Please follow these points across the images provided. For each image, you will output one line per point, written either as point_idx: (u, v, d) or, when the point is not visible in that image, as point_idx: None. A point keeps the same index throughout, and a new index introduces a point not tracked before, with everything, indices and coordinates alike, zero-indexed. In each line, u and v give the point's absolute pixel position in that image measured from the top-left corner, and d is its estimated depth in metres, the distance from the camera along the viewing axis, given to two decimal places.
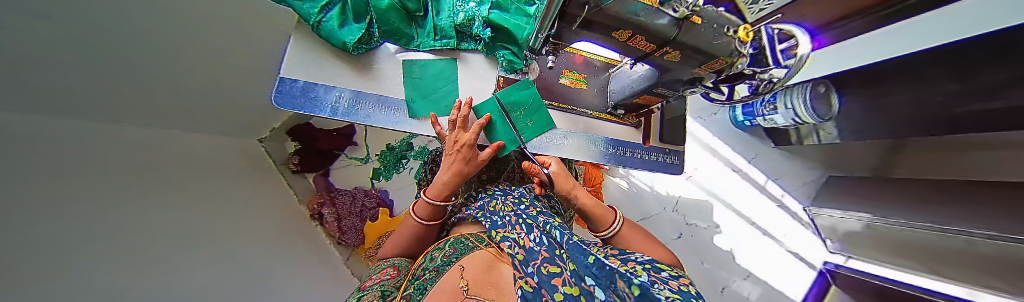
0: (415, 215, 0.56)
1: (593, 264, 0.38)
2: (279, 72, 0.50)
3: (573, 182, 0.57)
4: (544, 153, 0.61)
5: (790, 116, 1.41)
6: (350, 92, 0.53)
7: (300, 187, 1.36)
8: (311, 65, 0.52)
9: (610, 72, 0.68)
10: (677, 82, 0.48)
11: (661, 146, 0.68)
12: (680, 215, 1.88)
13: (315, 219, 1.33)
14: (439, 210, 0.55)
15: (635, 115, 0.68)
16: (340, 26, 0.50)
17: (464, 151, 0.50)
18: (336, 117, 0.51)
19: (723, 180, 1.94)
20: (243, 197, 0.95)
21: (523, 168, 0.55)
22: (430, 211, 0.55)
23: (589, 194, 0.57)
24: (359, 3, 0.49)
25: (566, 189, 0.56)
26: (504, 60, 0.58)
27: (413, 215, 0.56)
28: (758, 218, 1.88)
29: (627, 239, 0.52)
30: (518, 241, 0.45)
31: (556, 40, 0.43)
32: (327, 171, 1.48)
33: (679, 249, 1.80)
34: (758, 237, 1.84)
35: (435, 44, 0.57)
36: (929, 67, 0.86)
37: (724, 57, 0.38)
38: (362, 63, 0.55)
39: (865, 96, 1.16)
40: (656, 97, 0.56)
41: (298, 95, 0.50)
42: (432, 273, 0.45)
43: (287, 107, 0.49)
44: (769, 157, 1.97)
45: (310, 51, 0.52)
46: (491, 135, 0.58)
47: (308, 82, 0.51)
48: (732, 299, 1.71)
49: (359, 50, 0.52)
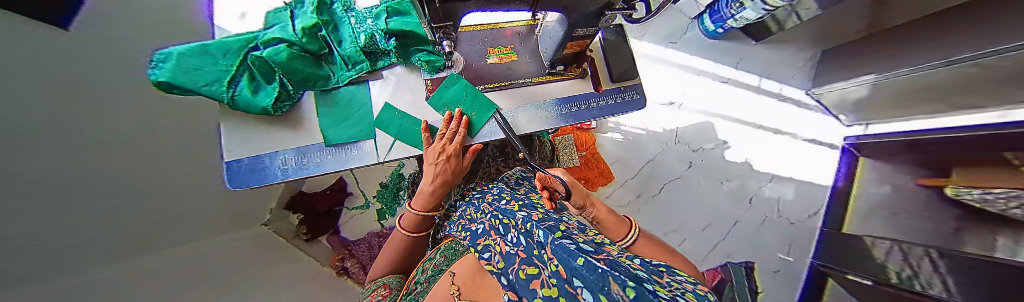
0: (401, 228, 0.56)
1: (582, 267, 0.23)
2: (223, 157, 0.50)
3: (586, 193, 0.54)
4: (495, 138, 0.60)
5: (760, 7, 1.35)
6: (292, 151, 0.53)
7: (317, 252, 1.38)
8: (247, 141, 0.52)
9: (536, 34, 0.66)
10: (588, 18, 0.42)
11: (616, 86, 0.66)
12: (685, 145, 1.83)
13: (342, 274, 1.33)
14: (428, 219, 0.56)
15: (576, 65, 0.64)
16: (254, 93, 0.49)
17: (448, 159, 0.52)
18: (289, 179, 0.51)
19: (717, 96, 1.87)
20: (277, 273, 1.02)
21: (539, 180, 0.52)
22: (416, 223, 0.55)
23: (605, 204, 0.51)
24: (262, 64, 0.49)
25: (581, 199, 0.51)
26: (422, 62, 0.57)
27: (400, 229, 0.56)
28: (762, 120, 1.82)
29: (640, 246, 0.43)
30: (497, 247, 0.40)
31: (438, 23, 0.38)
32: (335, 229, 1.51)
33: (696, 178, 1.78)
34: (769, 137, 1.79)
35: (351, 74, 0.55)
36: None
37: None
38: (292, 118, 0.54)
39: None
40: (582, 40, 0.50)
41: (246, 171, 0.50)
42: (422, 286, 0.46)
43: (240, 187, 0.50)
44: (755, 56, 1.88)
45: (242, 130, 0.52)
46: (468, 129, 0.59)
47: (251, 157, 0.51)
48: (762, 206, 1.69)
49: (282, 108, 0.52)
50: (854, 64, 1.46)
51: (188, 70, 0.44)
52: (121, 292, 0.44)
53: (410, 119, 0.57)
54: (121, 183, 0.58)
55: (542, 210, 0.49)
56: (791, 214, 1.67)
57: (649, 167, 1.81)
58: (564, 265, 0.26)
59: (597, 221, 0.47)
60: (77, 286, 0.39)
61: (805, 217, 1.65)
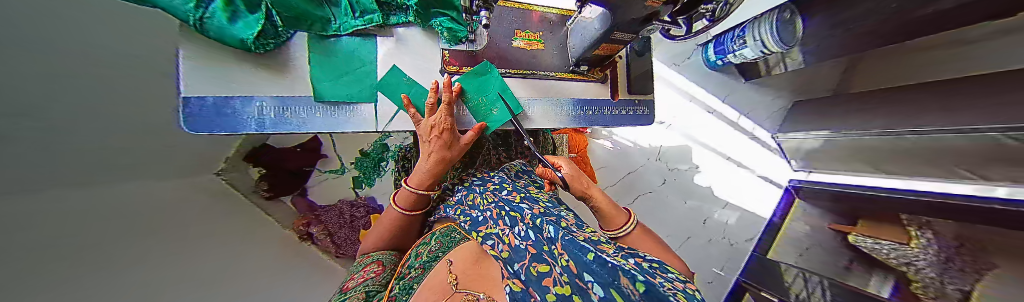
0: (397, 206, 0.54)
1: (592, 261, 0.24)
2: (178, 90, 0.41)
3: (587, 181, 0.53)
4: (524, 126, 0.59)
5: (759, 48, 1.43)
6: (272, 99, 0.46)
7: (277, 211, 1.27)
8: (216, 77, 0.43)
9: (567, 26, 0.63)
10: (631, 23, 0.40)
11: (631, 98, 0.67)
12: (664, 163, 1.97)
13: (305, 240, 1.28)
14: (421, 198, 0.54)
15: (599, 69, 0.63)
16: (228, 18, 0.38)
17: (439, 137, 0.46)
18: (266, 132, 0.45)
19: (701, 123, 2.01)
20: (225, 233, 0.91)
21: (539, 173, 0.58)
22: (413, 201, 0.53)
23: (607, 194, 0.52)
24: None
25: (581, 188, 0.52)
26: (443, 29, 0.51)
27: (395, 206, 0.53)
28: (732, 152, 2.01)
29: (634, 238, 0.46)
30: (503, 238, 0.42)
31: None
32: (303, 190, 1.41)
33: (666, 194, 1.94)
34: (733, 169, 1.99)
35: (358, 23, 0.48)
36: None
37: None
38: (277, 61, 0.47)
39: (833, 10, 1.18)
40: (616, 45, 0.49)
41: (212, 114, 0.42)
42: (416, 271, 0.45)
43: (202, 131, 0.42)
44: (741, 94, 2.04)
45: (211, 63, 0.42)
46: (477, 115, 0.55)
47: (218, 98, 0.43)
48: (713, 227, 1.91)
49: (266, 46, 0.44)
50: (815, 118, 1.66)
51: None
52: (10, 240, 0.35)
53: (419, 89, 0.52)
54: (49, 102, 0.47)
55: (544, 205, 0.49)
56: (734, 237, 1.91)
57: (628, 178, 1.93)
58: (574, 260, 0.27)
59: (596, 210, 0.49)
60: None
61: (745, 240, 1.91)
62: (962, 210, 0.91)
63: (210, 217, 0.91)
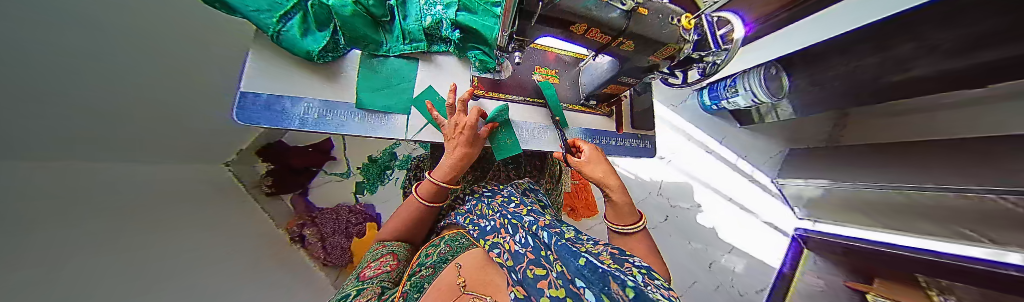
0: (419, 196, 0.56)
1: (583, 265, 0.28)
2: (238, 86, 0.46)
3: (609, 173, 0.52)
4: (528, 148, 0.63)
5: (750, 98, 1.56)
6: (319, 102, 0.52)
7: (275, 210, 1.27)
8: (273, 79, 0.49)
9: (579, 66, 0.71)
10: (636, 71, 0.48)
11: (634, 132, 0.73)
12: (665, 199, 1.98)
13: (297, 242, 1.25)
14: (442, 192, 0.56)
15: (606, 104, 0.71)
16: (302, 34, 0.47)
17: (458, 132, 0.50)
18: (305, 130, 0.49)
19: (700, 162, 2.07)
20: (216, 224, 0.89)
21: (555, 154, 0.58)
22: (433, 193, 0.56)
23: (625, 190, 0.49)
24: (320, 11, 0.47)
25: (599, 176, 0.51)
26: (476, 59, 0.60)
27: (415, 195, 0.57)
28: (732, 194, 2.04)
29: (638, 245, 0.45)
30: (505, 246, 0.44)
31: (520, 37, 0.40)
32: (305, 189, 1.41)
33: (667, 231, 1.90)
34: (734, 211, 1.99)
35: (405, 48, 0.57)
36: (879, 37, 0.98)
37: (671, 43, 0.38)
38: (330, 71, 0.54)
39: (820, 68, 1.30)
40: (622, 86, 0.56)
41: (261, 109, 0.47)
42: (428, 269, 0.47)
43: (249, 123, 0.45)
44: (738, 137, 2.14)
45: (273, 66, 0.49)
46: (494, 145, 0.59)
47: (272, 95, 0.48)
48: (720, 273, 1.82)
49: (325, 58, 0.51)
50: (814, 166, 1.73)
51: None
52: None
53: (449, 107, 0.59)
54: (44, 65, 0.46)
55: (548, 216, 0.54)
56: (743, 287, 1.79)
57: None
58: (567, 266, 0.30)
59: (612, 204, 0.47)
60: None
61: (755, 290, 1.79)
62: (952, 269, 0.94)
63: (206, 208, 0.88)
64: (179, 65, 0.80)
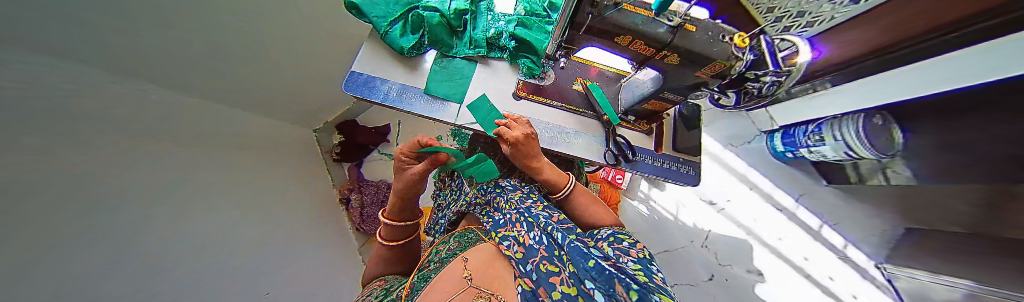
0: (380, 237, 0.64)
1: (592, 268, 0.34)
2: (351, 66, 0.64)
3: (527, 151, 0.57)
4: (555, 149, 0.65)
5: (843, 149, 1.30)
6: (398, 84, 0.65)
7: (336, 173, 1.57)
8: (374, 64, 0.65)
9: (621, 83, 0.72)
10: (681, 87, 0.48)
11: (676, 155, 0.69)
12: (712, 254, 1.66)
13: (342, 204, 1.48)
14: (397, 231, 0.63)
15: (646, 122, 0.69)
16: (400, 35, 0.64)
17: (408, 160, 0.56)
18: (386, 103, 0.62)
19: (764, 216, 1.72)
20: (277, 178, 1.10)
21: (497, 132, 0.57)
22: (393, 232, 0.63)
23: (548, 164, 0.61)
24: (417, 20, 0.65)
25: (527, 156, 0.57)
26: (524, 66, 0.68)
27: (378, 237, 0.64)
28: (811, 268, 1.60)
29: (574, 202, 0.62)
30: (517, 239, 0.46)
31: (567, 45, 0.46)
32: (359, 163, 1.66)
33: (710, 293, 1.56)
34: (813, 291, 1.55)
35: (469, 52, 0.69)
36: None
37: (721, 60, 0.38)
38: (412, 62, 0.68)
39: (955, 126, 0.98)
40: (666, 103, 0.55)
41: (360, 83, 0.62)
42: (435, 264, 0.53)
43: (350, 91, 0.61)
44: (821, 197, 1.73)
45: (375, 55, 0.66)
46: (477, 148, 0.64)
47: (369, 75, 0.64)
48: None
49: (411, 53, 0.66)
50: (935, 254, 1.27)
51: (373, 3, 0.63)
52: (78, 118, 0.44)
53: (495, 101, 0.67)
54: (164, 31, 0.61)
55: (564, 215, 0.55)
56: None
57: (664, 257, 1.66)
58: (577, 267, 0.36)
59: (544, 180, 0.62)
60: (53, 88, 0.39)
61: None
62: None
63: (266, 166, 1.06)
64: (288, 49, 1.06)
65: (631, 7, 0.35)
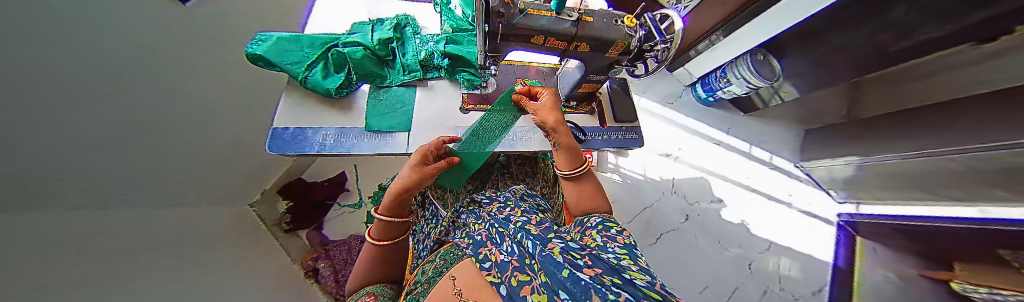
0: (368, 236, 0.59)
1: (566, 278, 0.29)
2: (272, 123, 0.58)
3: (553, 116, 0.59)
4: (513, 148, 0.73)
5: (744, 84, 1.60)
6: (334, 129, 0.60)
7: (290, 245, 1.36)
8: (299, 114, 0.60)
9: (558, 73, 0.78)
10: (600, 69, 0.55)
11: (618, 125, 0.77)
12: (681, 197, 1.88)
13: (310, 277, 1.27)
14: (393, 229, 0.58)
15: (587, 103, 0.76)
16: (324, 77, 0.61)
17: (421, 155, 0.52)
18: (324, 152, 0.57)
19: (709, 155, 2.00)
20: (240, 262, 0.97)
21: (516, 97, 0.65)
22: (381, 231, 0.58)
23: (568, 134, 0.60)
24: (339, 58, 0.63)
25: (546, 119, 0.59)
26: (464, 79, 0.71)
27: (367, 237, 0.59)
28: (754, 183, 1.93)
29: (584, 184, 0.59)
30: (491, 257, 0.44)
31: (492, 53, 0.48)
32: (319, 224, 1.51)
33: (691, 233, 1.76)
34: (762, 201, 1.86)
35: (405, 78, 0.68)
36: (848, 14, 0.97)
37: (620, 40, 0.45)
38: (344, 103, 0.64)
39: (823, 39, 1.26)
40: (595, 84, 0.62)
41: (289, 139, 0.57)
42: (422, 286, 0.51)
43: (277, 151, 0.55)
44: (744, 125, 2.08)
45: (298, 104, 0.61)
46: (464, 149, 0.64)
47: (297, 128, 0.58)
48: (763, 275, 1.64)
49: (342, 92, 0.63)
50: (845, 141, 1.60)
51: (279, 51, 0.57)
52: (36, 253, 0.40)
53: (444, 119, 0.68)
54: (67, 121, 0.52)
55: (538, 215, 0.60)
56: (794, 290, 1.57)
57: (645, 214, 1.82)
58: (552, 278, 0.31)
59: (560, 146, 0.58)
60: None
61: (811, 293, 1.55)
62: (970, 238, 0.91)
63: (220, 252, 0.91)
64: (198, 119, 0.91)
65: (535, 11, 0.40)
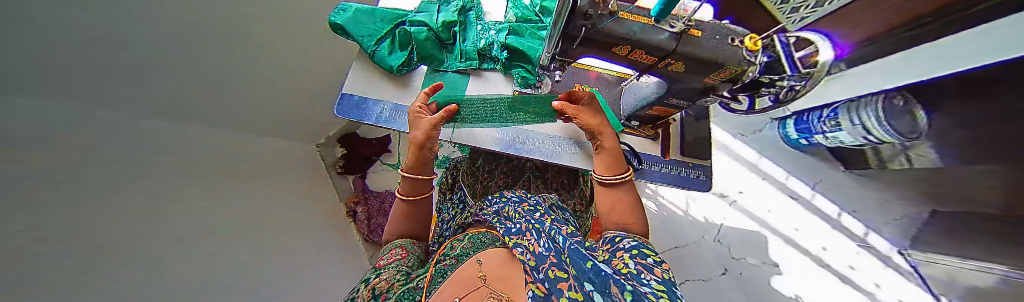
0: (399, 192, 0.59)
1: None
2: (341, 89, 0.62)
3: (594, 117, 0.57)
4: (556, 160, 0.69)
5: (861, 134, 1.23)
6: (391, 105, 0.63)
7: (342, 185, 1.59)
8: (363, 83, 0.64)
9: (623, 85, 0.67)
10: (687, 94, 0.45)
11: (683, 159, 0.67)
12: (724, 246, 1.64)
13: (349, 216, 1.50)
14: (420, 186, 0.58)
15: (651, 126, 0.67)
16: (389, 53, 0.63)
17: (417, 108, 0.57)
18: (379, 124, 0.61)
19: (777, 208, 1.66)
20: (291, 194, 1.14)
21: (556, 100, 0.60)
22: (412, 188, 0.58)
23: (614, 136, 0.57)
24: (404, 37, 0.64)
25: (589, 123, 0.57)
26: (519, 76, 0.68)
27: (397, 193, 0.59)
28: (832, 257, 1.55)
29: (625, 189, 0.53)
30: (528, 247, 0.37)
31: (562, 58, 0.43)
32: (364, 174, 1.68)
33: (726, 288, 1.54)
34: (835, 280, 1.50)
35: (461, 65, 0.67)
36: None
37: (732, 66, 0.35)
38: (401, 80, 0.67)
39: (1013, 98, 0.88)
40: (671, 108, 0.54)
41: (352, 106, 0.61)
42: (450, 260, 0.49)
43: (342, 115, 0.60)
44: None
45: (363, 73, 0.65)
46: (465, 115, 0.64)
47: (360, 97, 0.62)
48: None
49: (402, 71, 0.65)
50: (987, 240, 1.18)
51: (356, 23, 0.61)
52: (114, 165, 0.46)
53: (489, 110, 0.65)
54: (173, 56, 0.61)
55: (571, 227, 0.51)
56: None
57: (674, 252, 1.64)
58: (590, 278, 0.25)
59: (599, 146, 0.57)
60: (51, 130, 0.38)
61: None
62: None
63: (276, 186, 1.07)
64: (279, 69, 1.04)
65: (629, 16, 0.32)
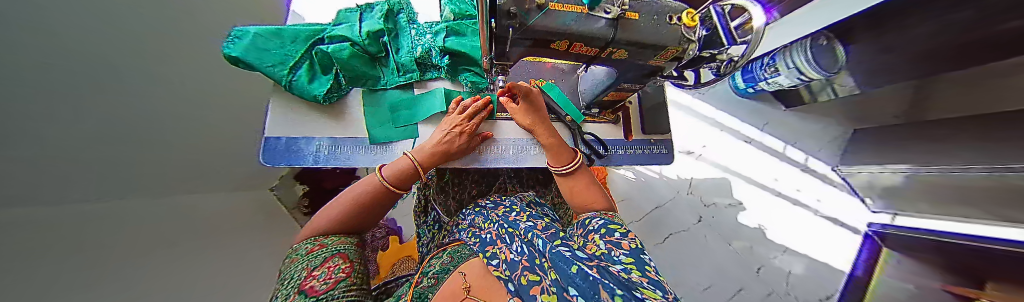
0: (381, 175, 0.46)
1: (576, 274, 0.22)
2: (263, 132, 0.54)
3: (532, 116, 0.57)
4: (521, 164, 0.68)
5: (795, 75, 1.36)
6: (327, 139, 0.57)
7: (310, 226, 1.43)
8: (290, 122, 0.56)
9: (578, 73, 0.67)
10: (637, 78, 0.45)
11: (646, 138, 0.69)
12: (697, 198, 1.78)
13: None
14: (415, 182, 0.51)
15: (611, 111, 0.68)
16: (309, 82, 0.55)
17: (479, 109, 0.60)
18: (319, 165, 0.54)
19: (735, 153, 1.84)
20: (258, 245, 1.04)
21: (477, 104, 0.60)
22: (404, 177, 0.49)
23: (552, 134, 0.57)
24: (324, 58, 0.55)
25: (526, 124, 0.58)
26: (468, 81, 0.64)
27: (379, 175, 0.46)
28: (781, 187, 1.77)
29: (579, 180, 0.51)
30: (502, 255, 0.35)
31: (500, 61, 0.39)
32: None
33: (701, 233, 1.70)
34: (786, 206, 1.74)
35: (401, 80, 0.62)
36: None
37: (672, 46, 0.35)
38: (335, 109, 0.59)
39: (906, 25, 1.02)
40: (624, 93, 0.53)
41: (282, 150, 0.53)
42: (430, 281, 0.43)
43: (271, 163, 0.52)
44: (783, 122, 1.85)
45: (286, 110, 0.56)
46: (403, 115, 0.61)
47: (288, 137, 0.54)
48: (772, 278, 1.59)
49: (331, 99, 0.57)
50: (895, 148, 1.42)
51: (257, 50, 0.50)
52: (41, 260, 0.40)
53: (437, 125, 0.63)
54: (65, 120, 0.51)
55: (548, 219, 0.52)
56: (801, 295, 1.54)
57: (656, 213, 1.76)
58: (561, 274, 0.23)
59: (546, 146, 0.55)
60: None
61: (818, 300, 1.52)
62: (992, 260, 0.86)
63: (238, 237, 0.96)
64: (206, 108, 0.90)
65: (559, 7, 0.29)
